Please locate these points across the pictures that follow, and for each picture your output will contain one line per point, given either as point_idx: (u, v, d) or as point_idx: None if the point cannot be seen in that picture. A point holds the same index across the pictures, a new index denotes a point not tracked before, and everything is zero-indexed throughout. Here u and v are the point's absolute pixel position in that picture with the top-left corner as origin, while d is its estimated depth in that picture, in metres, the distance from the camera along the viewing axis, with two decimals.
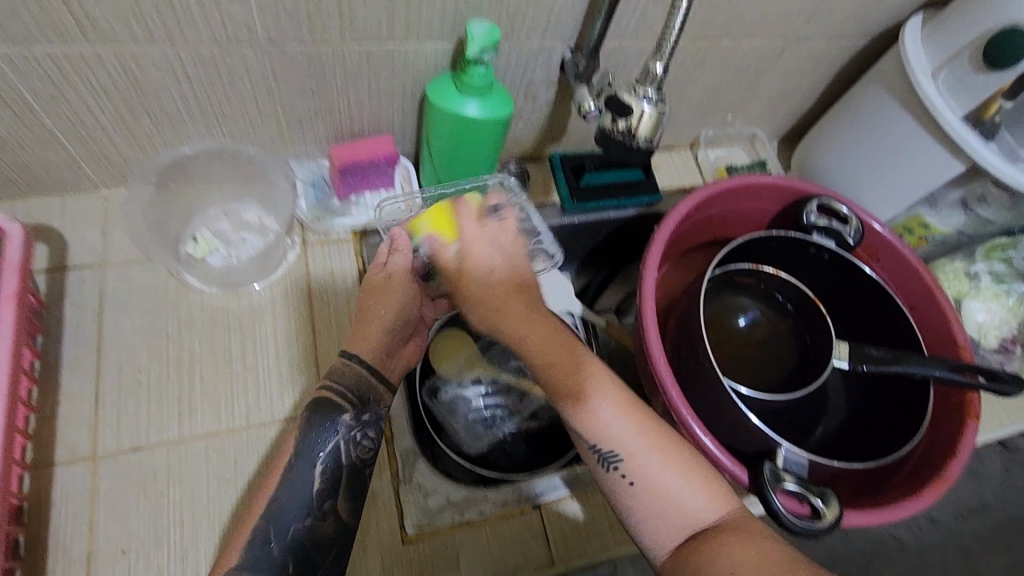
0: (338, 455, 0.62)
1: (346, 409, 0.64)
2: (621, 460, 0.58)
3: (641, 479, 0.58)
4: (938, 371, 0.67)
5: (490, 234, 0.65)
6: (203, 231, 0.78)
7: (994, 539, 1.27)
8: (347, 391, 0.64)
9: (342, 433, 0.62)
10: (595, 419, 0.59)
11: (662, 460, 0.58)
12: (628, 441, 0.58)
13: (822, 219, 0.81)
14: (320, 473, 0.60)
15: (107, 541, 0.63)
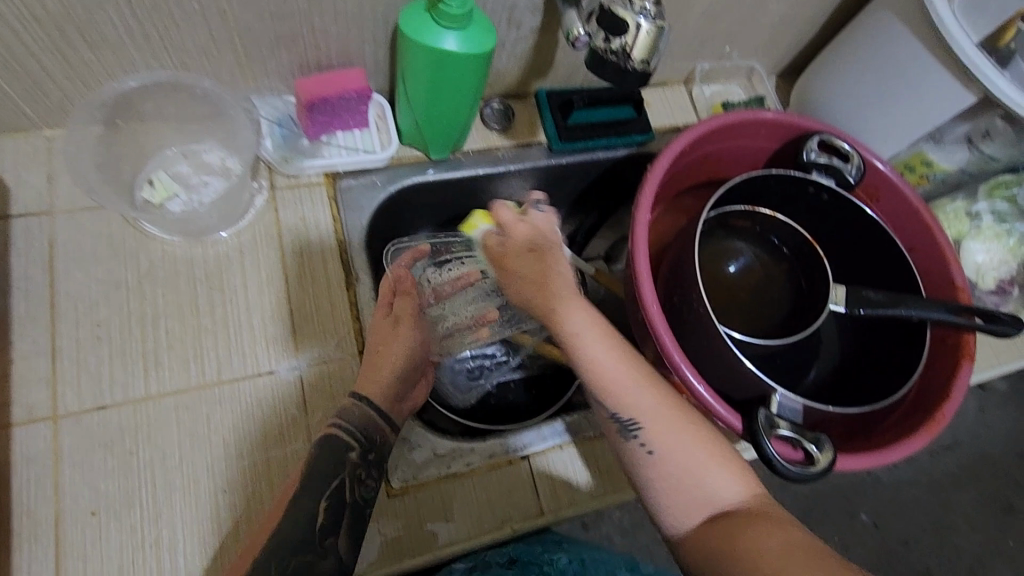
0: (341, 490, 0.60)
1: (354, 448, 0.61)
2: (638, 426, 0.58)
3: (660, 450, 0.57)
4: (936, 313, 0.65)
5: (534, 223, 0.64)
6: (159, 174, 0.72)
7: (965, 475, 1.31)
8: (354, 428, 0.62)
9: (347, 472, 0.60)
10: (615, 386, 0.59)
11: (677, 430, 0.57)
12: (642, 405, 0.58)
13: (823, 156, 0.76)
14: (323, 509, 0.58)
15: (75, 502, 0.60)
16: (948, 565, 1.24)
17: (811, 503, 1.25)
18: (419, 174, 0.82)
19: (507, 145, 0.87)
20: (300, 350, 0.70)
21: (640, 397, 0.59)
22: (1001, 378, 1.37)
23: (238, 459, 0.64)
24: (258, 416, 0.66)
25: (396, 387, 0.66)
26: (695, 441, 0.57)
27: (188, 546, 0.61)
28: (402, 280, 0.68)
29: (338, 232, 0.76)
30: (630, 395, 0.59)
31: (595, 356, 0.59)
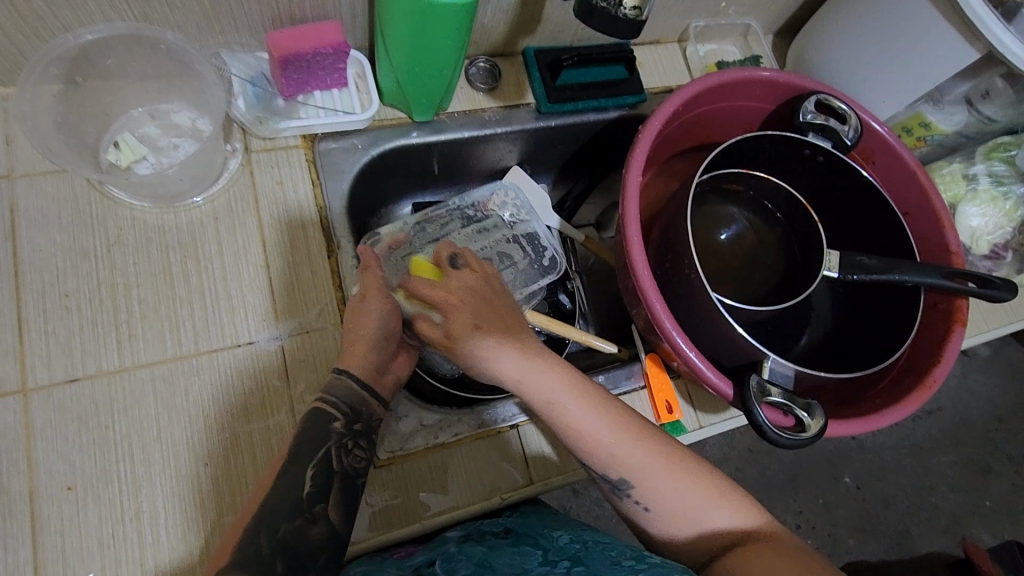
0: (327, 461, 0.58)
1: (339, 419, 0.60)
2: (633, 489, 0.57)
3: (656, 503, 0.57)
4: (929, 278, 0.64)
5: (462, 279, 0.58)
6: (125, 135, 0.68)
7: (946, 438, 1.33)
8: (342, 403, 0.61)
9: (332, 442, 0.59)
10: (602, 452, 0.57)
11: (677, 481, 0.57)
12: (639, 467, 0.56)
13: (820, 117, 0.73)
14: (311, 476, 0.57)
15: (49, 478, 0.58)
16: (927, 525, 1.27)
17: (796, 467, 1.27)
18: (401, 137, 0.78)
19: (493, 106, 0.83)
20: (279, 320, 0.68)
21: (629, 454, 0.57)
22: (985, 344, 1.38)
23: (218, 431, 0.63)
24: (238, 388, 0.65)
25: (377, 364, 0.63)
26: (692, 477, 0.57)
27: (169, 519, 0.59)
28: (364, 256, 0.63)
29: (317, 197, 0.73)
30: (618, 457, 0.57)
31: (577, 420, 0.57)
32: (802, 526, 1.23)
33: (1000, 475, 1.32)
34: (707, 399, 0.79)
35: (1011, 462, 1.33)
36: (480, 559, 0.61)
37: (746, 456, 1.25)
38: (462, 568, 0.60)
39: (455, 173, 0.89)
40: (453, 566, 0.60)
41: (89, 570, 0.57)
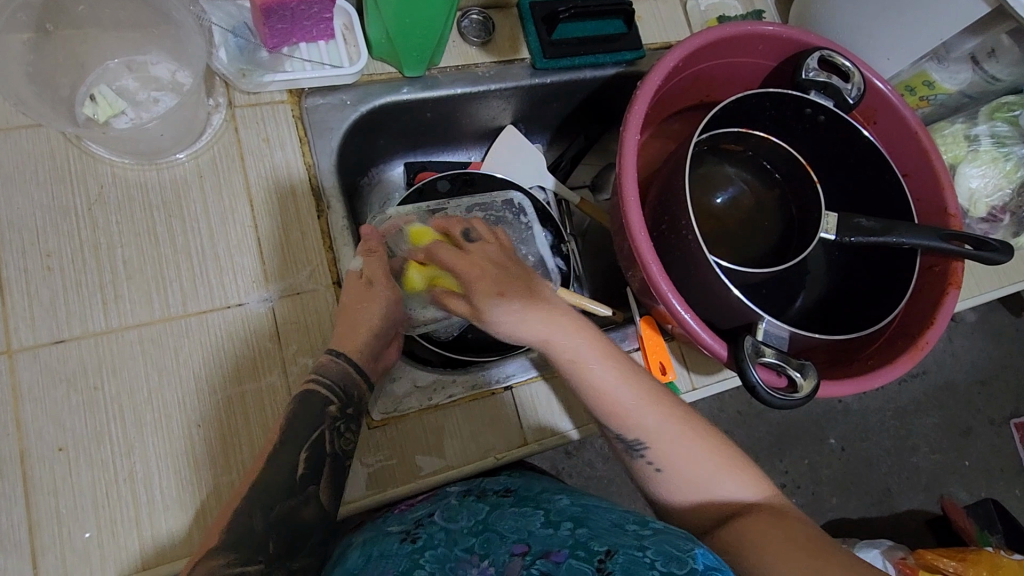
0: (320, 442, 0.58)
1: (333, 402, 0.59)
2: (644, 446, 0.57)
3: (666, 467, 0.57)
4: (926, 241, 0.63)
5: (481, 255, 0.58)
6: (101, 88, 0.64)
7: (930, 400, 1.36)
8: (334, 384, 0.60)
9: (325, 425, 0.58)
10: (621, 410, 0.57)
11: (683, 442, 0.57)
12: (643, 415, 0.57)
13: (823, 75, 0.71)
14: (304, 460, 0.57)
15: (40, 439, 0.58)
16: (907, 483, 1.30)
17: (782, 429, 1.29)
18: (392, 93, 0.75)
19: (487, 61, 0.80)
20: (269, 282, 0.67)
21: (645, 417, 0.57)
22: (972, 309, 1.40)
23: (210, 393, 0.62)
24: (229, 350, 0.64)
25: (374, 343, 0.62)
26: (706, 451, 0.56)
27: (163, 479, 0.59)
28: (368, 238, 0.62)
29: (305, 156, 0.71)
30: (639, 418, 0.57)
31: (601, 381, 0.57)
32: (788, 485, 1.26)
33: (979, 436, 1.35)
34: (701, 360, 0.80)
35: (991, 423, 1.36)
36: (481, 514, 0.62)
37: (735, 418, 1.27)
38: (464, 519, 0.62)
39: (447, 133, 0.87)
40: (454, 518, 0.63)
41: (86, 528, 0.57)
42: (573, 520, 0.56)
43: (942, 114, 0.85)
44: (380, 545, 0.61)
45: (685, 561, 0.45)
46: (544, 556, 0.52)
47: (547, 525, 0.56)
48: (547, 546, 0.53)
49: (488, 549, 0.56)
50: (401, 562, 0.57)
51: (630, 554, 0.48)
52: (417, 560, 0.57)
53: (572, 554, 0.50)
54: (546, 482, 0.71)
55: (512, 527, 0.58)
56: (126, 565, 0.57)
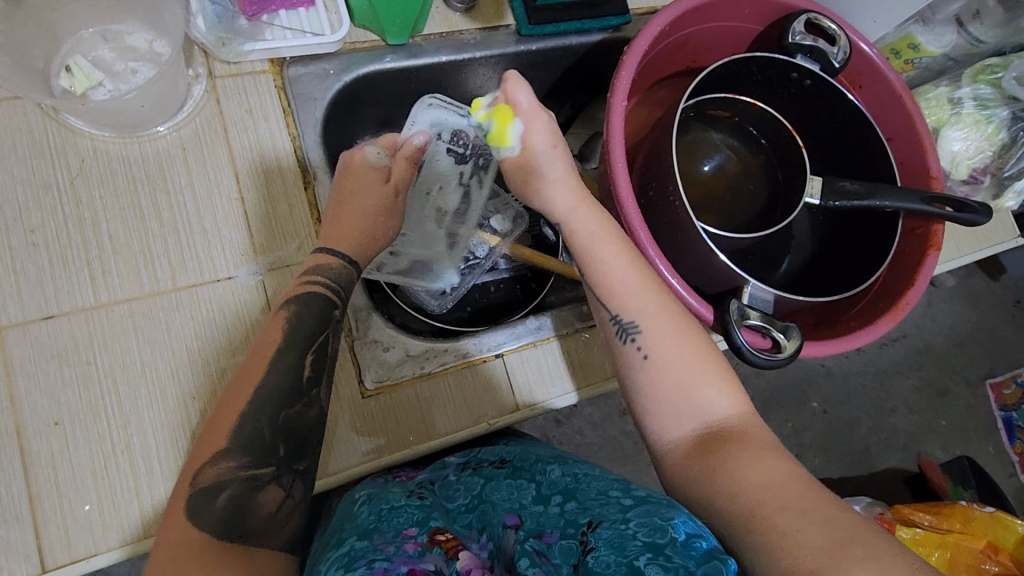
0: (324, 345, 0.59)
1: (335, 303, 0.61)
2: (637, 331, 0.58)
3: (654, 356, 0.57)
4: (910, 203, 0.64)
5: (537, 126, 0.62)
6: (77, 59, 0.63)
7: (910, 364, 1.39)
8: (334, 283, 0.61)
9: (331, 325, 0.59)
10: (620, 286, 0.60)
11: (678, 349, 0.58)
12: (635, 293, 0.60)
13: (809, 38, 0.70)
14: (309, 363, 0.57)
15: (35, 414, 0.58)
16: (887, 443, 1.35)
17: (768, 394, 1.32)
18: (375, 62, 0.74)
19: (471, 28, 0.79)
20: (258, 255, 0.66)
21: (641, 300, 0.59)
22: (952, 274, 1.42)
23: (204, 365, 0.63)
24: (220, 323, 0.64)
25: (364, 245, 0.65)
26: (684, 354, 0.57)
27: (160, 450, 0.60)
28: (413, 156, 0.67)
29: (289, 127, 0.70)
30: (634, 300, 0.60)
31: (608, 256, 0.61)
32: None
33: (956, 397, 1.39)
34: None
35: (967, 384, 1.40)
36: (477, 488, 0.64)
37: None
38: (461, 497, 0.63)
39: None
40: (451, 495, 0.64)
41: (86, 501, 0.58)
42: (563, 492, 0.58)
43: (927, 78, 0.85)
44: (386, 500, 0.60)
45: (667, 530, 0.46)
46: (536, 535, 0.53)
47: (539, 500, 0.58)
48: (539, 524, 0.55)
49: (485, 522, 0.58)
50: (416, 513, 0.56)
51: (614, 528, 0.49)
52: (429, 513, 0.57)
53: (563, 533, 0.52)
54: (541, 448, 0.72)
55: (506, 498, 0.60)
56: (126, 534, 0.58)
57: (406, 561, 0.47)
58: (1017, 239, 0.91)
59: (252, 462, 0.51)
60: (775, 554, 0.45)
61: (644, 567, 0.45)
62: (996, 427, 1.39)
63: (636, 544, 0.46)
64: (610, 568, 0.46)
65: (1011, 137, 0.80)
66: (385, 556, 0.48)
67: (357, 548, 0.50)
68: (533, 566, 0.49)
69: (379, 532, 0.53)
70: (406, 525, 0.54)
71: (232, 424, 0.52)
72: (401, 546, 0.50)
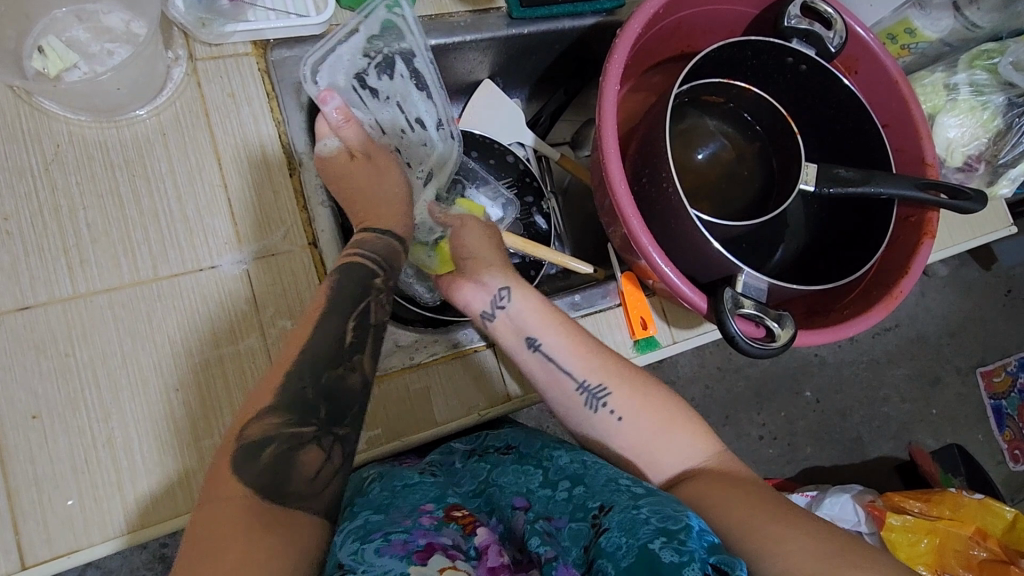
0: (366, 313, 0.56)
1: (377, 274, 0.58)
2: (606, 397, 0.59)
3: (626, 415, 0.58)
4: (904, 190, 0.63)
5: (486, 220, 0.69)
6: (49, 39, 0.60)
7: (903, 353, 1.39)
8: (375, 257, 0.59)
9: (373, 295, 0.57)
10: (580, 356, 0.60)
11: (649, 407, 0.58)
12: (590, 365, 0.60)
13: (805, 22, 0.69)
14: (352, 329, 0.54)
15: (13, 406, 0.57)
16: (878, 432, 1.35)
17: (762, 384, 1.32)
18: None
19: (461, 10, 0.77)
20: (242, 243, 0.65)
21: (605, 363, 0.60)
22: (945, 263, 1.42)
23: (188, 357, 0.61)
24: (204, 314, 0.62)
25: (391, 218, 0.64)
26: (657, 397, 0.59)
27: (144, 444, 0.59)
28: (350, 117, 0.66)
29: (273, 112, 0.68)
30: (598, 364, 0.60)
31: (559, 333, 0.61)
32: (765, 437, 1.30)
33: (947, 385, 1.40)
34: (682, 315, 0.80)
35: (959, 373, 1.41)
36: (482, 474, 0.62)
37: (714, 374, 1.29)
38: (467, 483, 0.62)
39: None
40: (457, 481, 0.62)
41: (68, 496, 0.57)
42: (571, 477, 0.56)
43: (923, 64, 0.85)
44: (397, 478, 0.58)
45: (681, 518, 0.45)
46: (545, 518, 0.52)
47: (546, 484, 0.56)
48: (547, 508, 0.53)
49: (493, 505, 0.57)
50: (431, 491, 0.55)
51: (626, 512, 0.48)
52: (443, 492, 0.56)
53: (572, 516, 0.51)
54: (546, 437, 0.70)
55: (512, 482, 0.59)
56: (110, 529, 0.57)
57: (425, 533, 0.46)
58: (1009, 228, 0.91)
59: (295, 418, 0.48)
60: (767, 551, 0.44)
61: (658, 550, 0.43)
62: (986, 416, 1.40)
63: (649, 529, 0.45)
64: (620, 549, 0.45)
65: (1006, 124, 0.79)
66: (403, 529, 0.46)
67: (372, 521, 0.49)
68: (543, 544, 0.49)
69: (395, 507, 0.51)
70: (421, 502, 0.53)
71: (274, 388, 0.49)
72: (417, 520, 0.48)
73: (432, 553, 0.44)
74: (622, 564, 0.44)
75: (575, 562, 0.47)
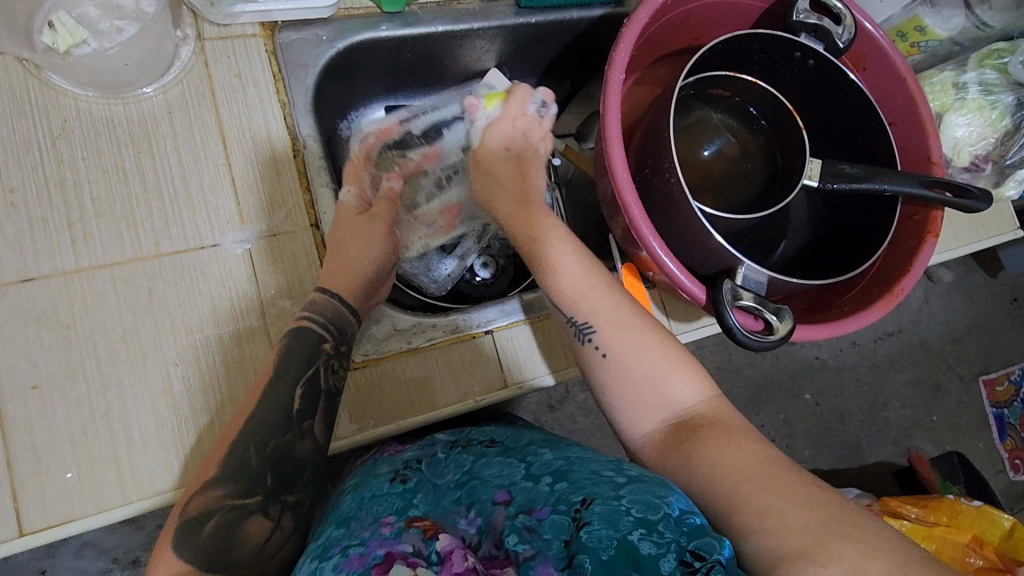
0: (315, 379, 0.59)
1: (327, 339, 0.61)
2: (592, 331, 0.58)
3: (614, 353, 0.57)
4: (909, 188, 0.63)
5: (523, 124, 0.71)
6: (60, 15, 0.60)
7: (906, 358, 1.39)
8: (324, 321, 0.61)
9: (321, 361, 0.60)
10: (574, 295, 0.60)
11: (648, 347, 0.57)
12: (589, 296, 0.60)
13: (813, 17, 0.69)
14: (300, 397, 0.58)
15: (14, 376, 0.57)
16: (878, 437, 1.35)
17: (761, 385, 1.31)
18: (370, 30, 0.72)
19: None
20: (245, 222, 0.65)
21: (595, 300, 0.59)
22: (950, 269, 1.41)
23: (187, 335, 0.62)
24: (204, 292, 0.63)
25: (361, 285, 0.65)
26: None
27: (141, 417, 0.59)
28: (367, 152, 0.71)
29: (279, 93, 0.69)
30: (587, 304, 0.59)
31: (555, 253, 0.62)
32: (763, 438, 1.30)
33: (949, 392, 1.39)
34: (680, 308, 0.80)
35: (961, 380, 1.40)
36: (467, 464, 0.61)
37: (715, 373, 1.29)
38: (450, 473, 0.61)
39: (429, 75, 0.84)
40: (440, 472, 0.61)
41: (65, 469, 0.57)
42: (554, 472, 0.55)
43: (932, 63, 0.85)
44: (370, 488, 0.58)
45: (660, 508, 0.45)
46: (526, 512, 0.51)
47: (529, 477, 0.55)
48: (529, 502, 0.52)
49: (475, 498, 0.55)
50: (397, 502, 0.54)
51: (607, 504, 0.47)
52: (410, 501, 0.54)
53: (555, 508, 0.50)
54: (532, 432, 0.69)
55: (496, 474, 0.58)
56: (106, 502, 0.58)
57: (383, 543, 0.45)
58: (1016, 232, 0.90)
59: (239, 491, 0.53)
60: (755, 535, 0.44)
61: (636, 542, 0.44)
62: (988, 424, 1.39)
63: (629, 520, 0.45)
64: (603, 542, 0.44)
65: (1014, 124, 0.78)
66: (360, 541, 0.47)
67: (333, 538, 0.49)
68: (521, 543, 0.48)
69: (357, 519, 0.52)
70: (385, 514, 0.51)
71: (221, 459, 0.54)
72: (377, 530, 0.48)
73: (392, 564, 0.43)
74: (603, 556, 0.44)
75: (556, 555, 0.46)
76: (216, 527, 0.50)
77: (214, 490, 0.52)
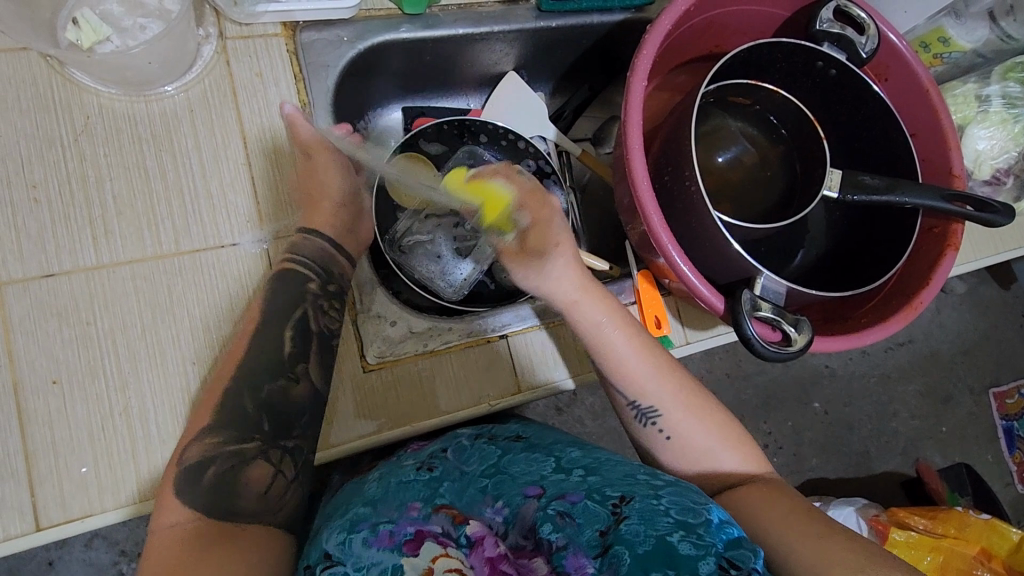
0: (304, 321, 0.60)
1: (312, 279, 0.62)
2: (656, 415, 0.59)
3: (675, 433, 0.59)
4: (930, 201, 0.62)
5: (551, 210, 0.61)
6: (84, 12, 0.61)
7: (916, 368, 1.38)
8: (310, 261, 0.63)
9: (307, 301, 0.61)
10: (635, 376, 0.60)
11: (696, 419, 0.59)
12: (650, 384, 0.60)
13: (836, 26, 0.68)
14: (290, 337, 0.59)
15: (34, 371, 0.58)
16: (886, 447, 1.34)
17: (769, 392, 1.31)
18: (390, 31, 0.72)
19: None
20: (264, 223, 0.65)
21: (658, 387, 0.60)
22: (962, 280, 1.41)
23: (205, 333, 0.62)
24: (223, 291, 0.63)
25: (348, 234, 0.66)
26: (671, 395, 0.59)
27: (158, 415, 0.60)
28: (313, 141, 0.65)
29: (300, 93, 0.69)
30: (650, 386, 0.60)
31: (615, 347, 0.60)
32: (769, 445, 1.29)
33: (958, 404, 1.38)
34: (695, 315, 0.80)
35: (970, 392, 1.39)
36: (492, 458, 0.59)
37: (723, 380, 1.28)
38: (476, 462, 0.59)
39: (447, 77, 0.83)
40: (465, 459, 0.60)
41: (83, 464, 0.58)
42: (585, 466, 0.55)
43: (954, 75, 0.84)
44: (396, 475, 0.57)
45: (700, 513, 0.47)
46: (559, 498, 0.51)
47: (560, 471, 0.55)
48: (561, 489, 0.52)
49: (501, 489, 0.54)
50: (422, 490, 0.54)
51: (647, 501, 0.48)
52: (437, 489, 0.54)
53: (588, 495, 0.51)
54: (554, 431, 0.68)
55: (524, 471, 0.56)
56: (122, 497, 0.58)
57: (412, 522, 0.49)
58: None
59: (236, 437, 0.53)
60: None
61: (676, 542, 0.44)
62: (997, 436, 1.38)
63: (668, 521, 0.46)
64: (639, 536, 0.45)
65: None
66: (389, 520, 0.49)
67: (360, 514, 0.51)
68: (556, 531, 0.48)
69: (384, 501, 0.52)
70: (412, 500, 0.52)
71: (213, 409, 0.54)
72: (405, 513, 0.50)
73: (422, 542, 0.46)
74: (640, 550, 0.44)
75: (588, 543, 0.47)
76: (214, 478, 0.51)
77: (212, 437, 0.53)
